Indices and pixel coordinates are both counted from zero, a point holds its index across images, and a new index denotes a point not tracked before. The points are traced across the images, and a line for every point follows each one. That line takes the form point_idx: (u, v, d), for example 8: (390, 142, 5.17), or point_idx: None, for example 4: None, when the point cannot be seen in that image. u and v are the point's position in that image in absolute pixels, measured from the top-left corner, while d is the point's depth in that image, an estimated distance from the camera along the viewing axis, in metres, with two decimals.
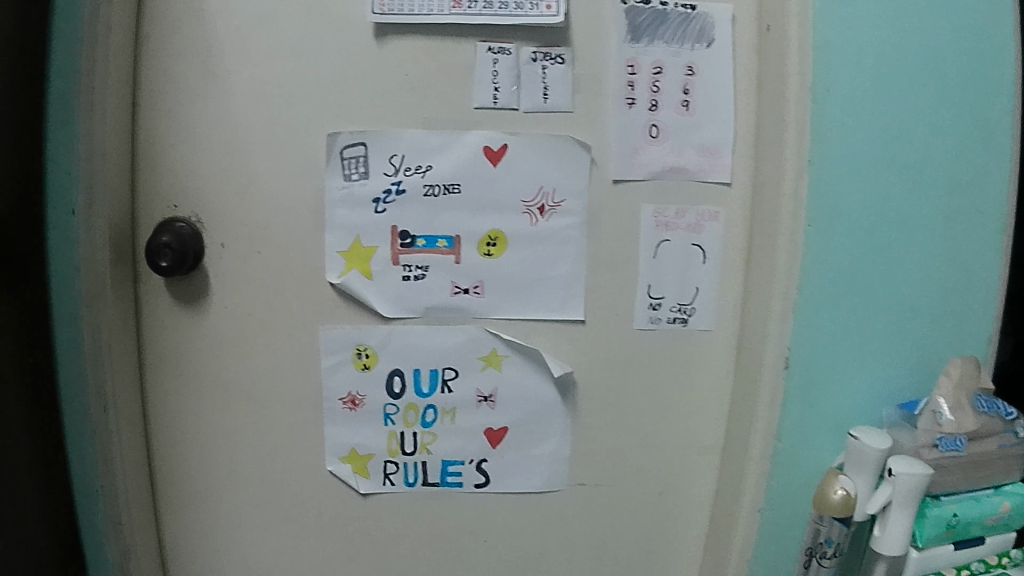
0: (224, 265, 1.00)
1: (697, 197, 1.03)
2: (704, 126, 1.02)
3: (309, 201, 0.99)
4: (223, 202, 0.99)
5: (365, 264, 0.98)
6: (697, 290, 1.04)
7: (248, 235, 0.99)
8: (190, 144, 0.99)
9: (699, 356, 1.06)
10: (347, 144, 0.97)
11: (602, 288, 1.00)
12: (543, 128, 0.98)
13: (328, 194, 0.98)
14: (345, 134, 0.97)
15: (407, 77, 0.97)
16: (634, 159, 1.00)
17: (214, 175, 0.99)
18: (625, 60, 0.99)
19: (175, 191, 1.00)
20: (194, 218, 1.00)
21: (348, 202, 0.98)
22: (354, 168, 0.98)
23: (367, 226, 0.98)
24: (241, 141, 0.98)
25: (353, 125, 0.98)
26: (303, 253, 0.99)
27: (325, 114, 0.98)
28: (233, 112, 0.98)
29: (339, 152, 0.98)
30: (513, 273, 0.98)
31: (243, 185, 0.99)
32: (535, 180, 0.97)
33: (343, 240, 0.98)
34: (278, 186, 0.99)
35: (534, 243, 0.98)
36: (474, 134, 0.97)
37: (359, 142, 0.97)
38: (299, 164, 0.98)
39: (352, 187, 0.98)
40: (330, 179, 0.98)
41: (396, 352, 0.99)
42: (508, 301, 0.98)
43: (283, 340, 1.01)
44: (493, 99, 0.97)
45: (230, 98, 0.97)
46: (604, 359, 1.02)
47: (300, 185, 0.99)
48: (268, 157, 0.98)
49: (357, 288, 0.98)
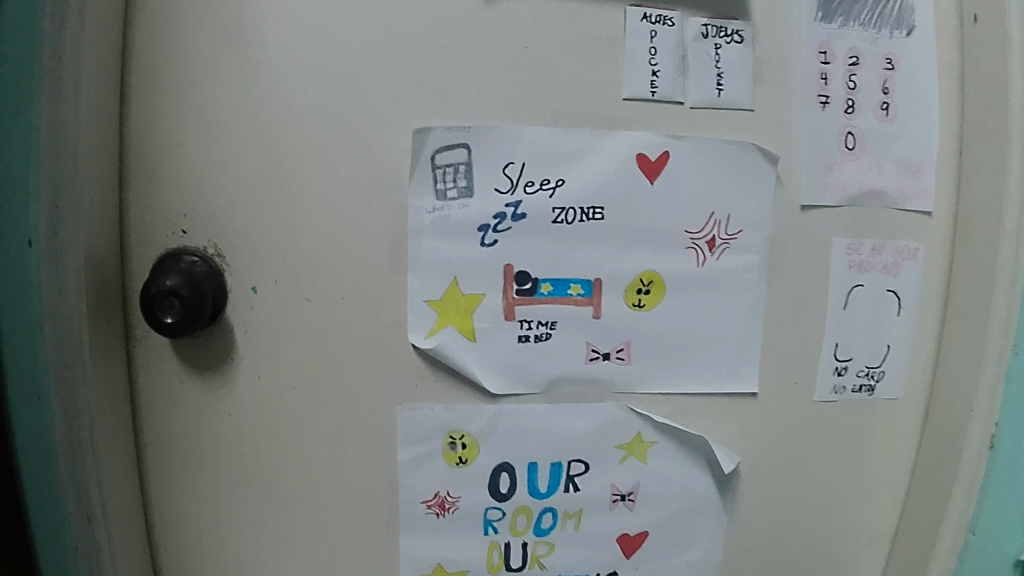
0: (257, 317, 0.70)
1: (894, 229, 0.77)
2: (906, 137, 0.77)
3: (385, 227, 0.69)
4: (257, 228, 0.68)
5: (465, 318, 0.69)
6: (888, 349, 0.79)
7: (295, 275, 0.69)
8: (208, 143, 0.67)
9: (882, 431, 0.81)
10: (443, 146, 0.68)
11: (777, 349, 0.75)
12: (713, 131, 0.71)
13: (413, 218, 0.68)
14: (440, 133, 0.68)
15: (528, 56, 0.68)
16: (827, 178, 0.74)
17: (243, 189, 0.68)
18: (816, 45, 0.73)
19: (185, 213, 0.68)
20: (212, 247, 0.69)
21: (443, 231, 0.69)
22: (453, 182, 0.68)
23: (469, 264, 0.69)
24: (285, 141, 0.67)
25: (448, 119, 0.68)
26: (375, 301, 0.70)
27: (409, 105, 0.68)
28: (272, 99, 0.67)
29: (430, 158, 0.68)
30: (670, 331, 0.71)
31: (287, 204, 0.68)
32: (703, 203, 0.71)
33: (434, 284, 0.69)
34: (339, 206, 0.68)
35: (698, 290, 0.71)
36: (622, 137, 0.70)
37: (460, 144, 0.68)
38: (369, 174, 0.68)
39: (450, 209, 0.68)
40: (416, 197, 0.68)
41: (505, 440, 0.72)
42: (662, 369, 0.72)
43: (344, 421, 0.71)
44: (651, 87, 0.70)
45: (269, 79, 0.66)
46: (774, 440, 0.77)
47: (372, 205, 0.68)
48: (325, 164, 0.68)
49: (454, 353, 0.70)
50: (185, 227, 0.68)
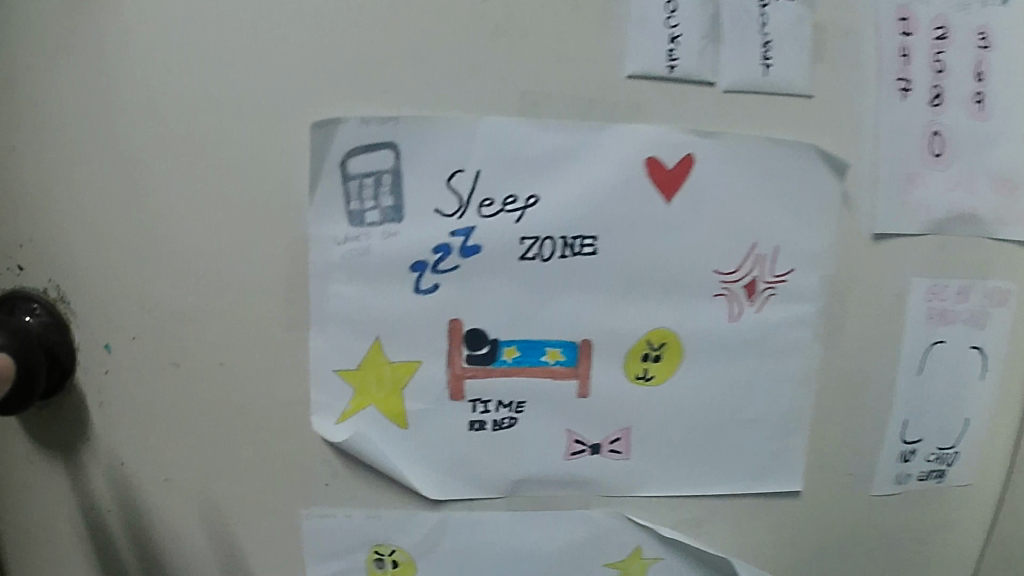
0: (114, 386, 0.50)
1: (991, 263, 0.56)
2: (1010, 139, 0.54)
3: (281, 263, 0.48)
4: (107, 262, 0.48)
5: (391, 396, 0.48)
6: (967, 421, 0.58)
7: (158, 327, 0.49)
8: (41, 144, 0.48)
9: (961, 528, 0.61)
10: (360, 148, 0.47)
11: (828, 427, 0.55)
12: (754, 126, 0.50)
13: (317, 251, 0.47)
14: (354, 127, 0.46)
15: (486, 14, 0.46)
16: (906, 196, 0.53)
17: (91, 208, 0.48)
18: (895, 8, 0.51)
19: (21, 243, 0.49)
20: (54, 290, 0.49)
21: (359, 270, 0.47)
22: (373, 199, 0.47)
23: (398, 318, 0.47)
24: (141, 139, 0.47)
25: (371, 109, 0.46)
26: (267, 368, 0.48)
27: (312, 86, 0.46)
28: (122, 79, 0.46)
29: (341, 163, 0.47)
30: (688, 410, 0.51)
31: (145, 228, 0.48)
32: (739, 231, 0.50)
33: (348, 346, 0.48)
34: (217, 232, 0.48)
35: (727, 353, 0.51)
36: (623, 135, 0.48)
37: (383, 144, 0.46)
38: (259, 187, 0.47)
39: (369, 238, 0.47)
40: (321, 221, 0.47)
41: (451, 558, 0.51)
42: (674, 463, 0.51)
43: (230, 532, 0.51)
44: (670, 60, 0.48)
45: (118, 49, 0.46)
46: (822, 547, 0.57)
47: (262, 231, 0.47)
48: (196, 172, 0.47)
49: (376, 445, 0.48)
50: (22, 262, 0.49)
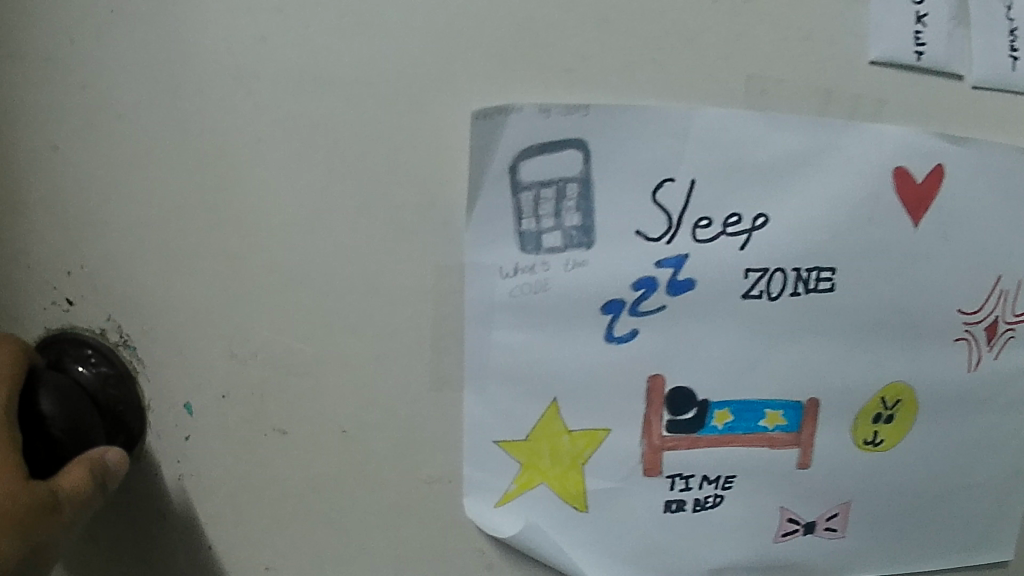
0: (199, 450, 0.39)
1: None
2: None
3: (426, 300, 0.36)
4: (192, 296, 0.38)
5: (569, 473, 0.37)
6: None
7: (259, 380, 0.38)
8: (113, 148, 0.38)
9: None
10: (539, 149, 0.35)
11: None
12: (1007, 131, 0.39)
13: (477, 285, 0.36)
14: (529, 119, 0.34)
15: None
16: None
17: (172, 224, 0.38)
18: None
19: (69, 269, 0.39)
20: (115, 330, 0.39)
21: (534, 312, 0.36)
22: (552, 217, 0.35)
23: (584, 374, 0.36)
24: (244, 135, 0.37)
25: (553, 101, 0.35)
26: (404, 434, 0.37)
27: (473, 66, 0.35)
28: (216, 60, 0.36)
29: (509, 168, 0.35)
30: (918, 479, 0.41)
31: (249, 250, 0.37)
32: (991, 262, 0.40)
33: (514, 410, 0.37)
34: (340, 257, 0.37)
35: (965, 411, 0.41)
36: (865, 137, 0.37)
37: (568, 144, 0.35)
38: (397, 199, 0.36)
39: (547, 269, 0.35)
40: (481, 246, 0.35)
41: None
42: (897, 539, 0.42)
43: None
44: (915, 45, 0.37)
45: (210, 19, 0.36)
46: None
47: (402, 257, 0.36)
48: (314, 180, 0.36)
49: (546, 533, 0.38)
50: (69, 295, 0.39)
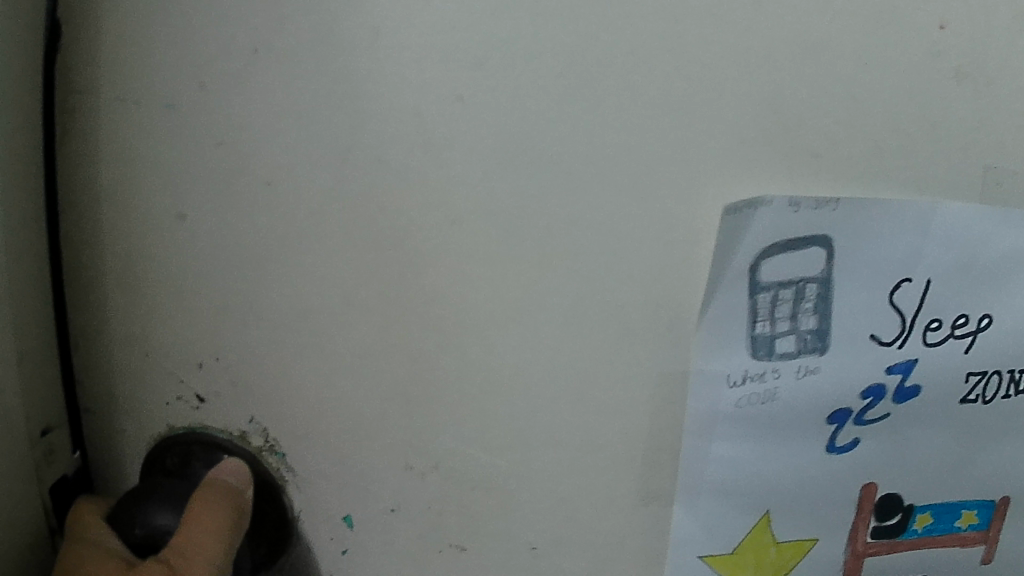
0: None
1: None
2: None
3: (643, 412, 0.32)
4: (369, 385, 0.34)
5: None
6: None
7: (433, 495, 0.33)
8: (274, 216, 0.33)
9: None
10: (782, 248, 0.31)
11: None
12: None
13: (703, 395, 0.32)
14: (780, 214, 0.31)
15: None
16: None
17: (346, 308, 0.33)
18: None
19: (199, 362, 0.37)
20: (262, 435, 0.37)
21: (758, 421, 0.33)
22: (788, 320, 0.32)
23: (799, 486, 0.34)
24: (427, 212, 0.32)
25: (798, 197, 0.30)
26: (601, 550, 0.34)
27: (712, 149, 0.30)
28: (394, 123, 0.31)
29: (751, 267, 0.31)
30: None
31: (440, 342, 0.33)
32: None
33: (723, 526, 0.34)
34: (539, 357, 0.32)
35: None
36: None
37: (815, 241, 0.31)
38: (610, 295, 0.31)
39: (778, 377, 0.32)
40: (709, 353, 0.32)
41: None
42: None
43: None
44: None
45: (393, 75, 0.30)
46: None
47: (618, 363, 0.32)
48: (517, 266, 0.32)
49: None
50: (199, 390, 0.37)
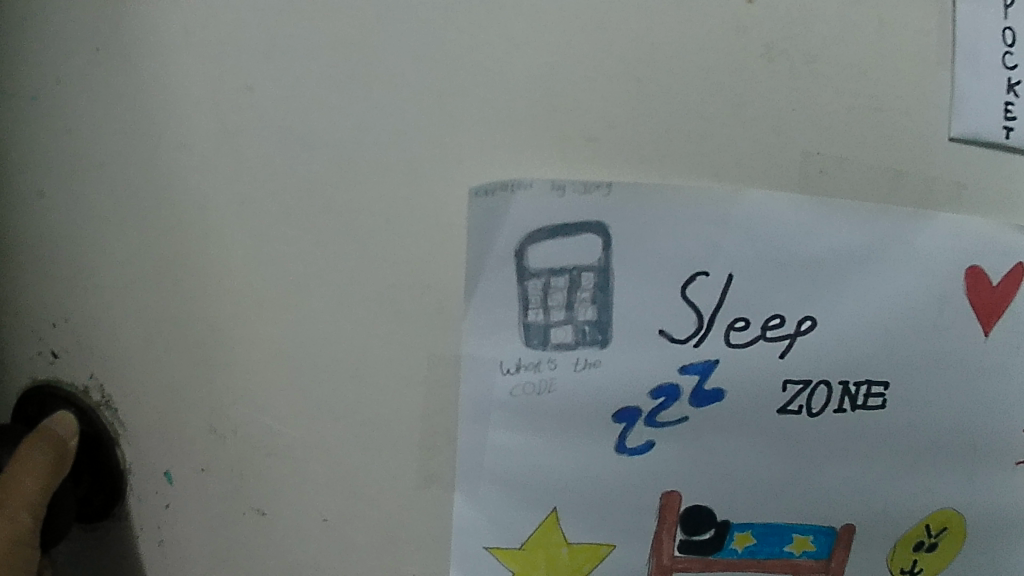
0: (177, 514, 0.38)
1: None
2: None
3: (416, 397, 0.32)
4: (176, 362, 0.35)
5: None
6: None
7: (237, 458, 0.35)
8: (99, 193, 0.35)
9: None
10: (551, 231, 0.29)
11: None
12: None
13: (475, 380, 0.31)
14: (542, 198, 0.29)
15: (757, 23, 0.27)
16: None
17: (154, 284, 0.35)
18: None
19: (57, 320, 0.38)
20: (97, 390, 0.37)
21: (537, 414, 0.31)
22: (562, 309, 0.30)
23: (588, 486, 0.32)
24: (213, 192, 0.32)
25: (566, 178, 0.29)
26: (386, 531, 0.34)
27: (468, 130, 0.29)
28: (186, 104, 0.32)
29: (517, 252, 0.30)
30: None
31: (231, 323, 0.33)
32: None
33: (505, 519, 0.32)
34: (318, 335, 0.32)
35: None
36: (933, 234, 0.30)
37: (586, 227, 0.29)
38: (378, 276, 0.31)
39: (552, 368, 0.30)
40: (479, 336, 0.30)
41: None
42: None
43: None
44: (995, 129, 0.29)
45: (181, 62, 0.32)
46: None
47: (390, 349, 0.31)
48: (292, 245, 0.31)
49: None
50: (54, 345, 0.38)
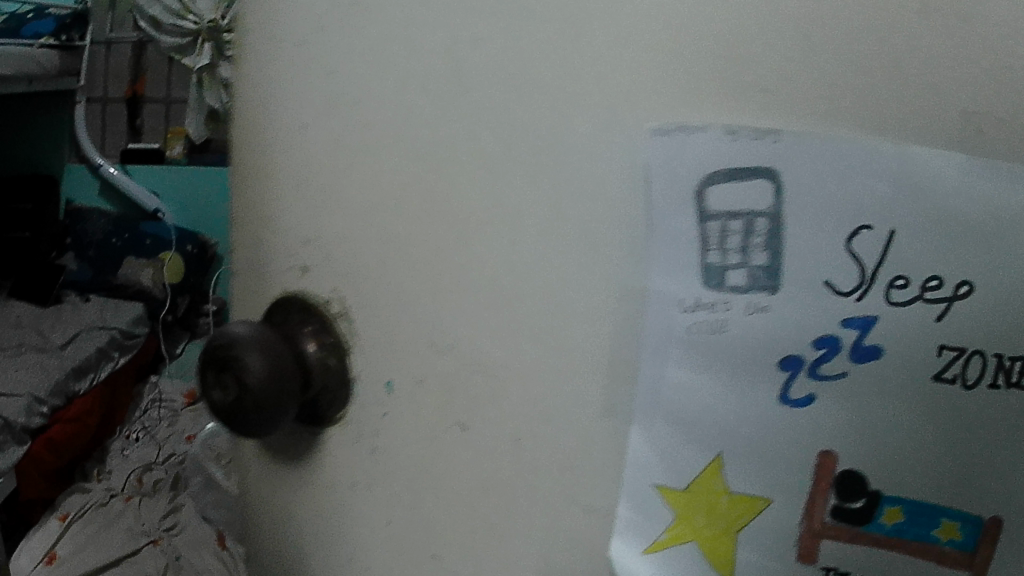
0: (380, 436, 0.37)
1: None
2: None
3: (598, 326, 0.30)
4: (399, 280, 0.35)
5: (721, 537, 0.30)
6: None
7: (439, 376, 0.35)
8: (293, 139, 0.38)
9: None
10: (729, 171, 0.28)
11: None
12: None
13: (653, 317, 0.29)
14: (712, 142, 0.28)
15: None
16: None
17: (375, 204, 0.35)
18: None
19: (304, 238, 0.38)
20: (338, 304, 0.37)
21: (710, 357, 0.29)
22: (738, 252, 0.29)
23: (756, 441, 0.29)
24: (398, 130, 0.34)
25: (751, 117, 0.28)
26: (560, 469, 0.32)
27: (652, 63, 0.28)
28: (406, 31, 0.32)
29: (696, 191, 0.29)
30: None
31: (441, 245, 0.33)
32: None
33: (678, 459, 0.30)
34: (519, 255, 0.31)
35: None
36: None
37: (760, 172, 0.28)
38: (577, 197, 0.30)
39: (728, 309, 0.29)
40: (657, 273, 0.29)
41: None
42: None
43: None
44: None
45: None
46: None
47: (583, 275, 0.30)
48: (493, 165, 0.31)
49: None
50: (300, 263, 0.39)
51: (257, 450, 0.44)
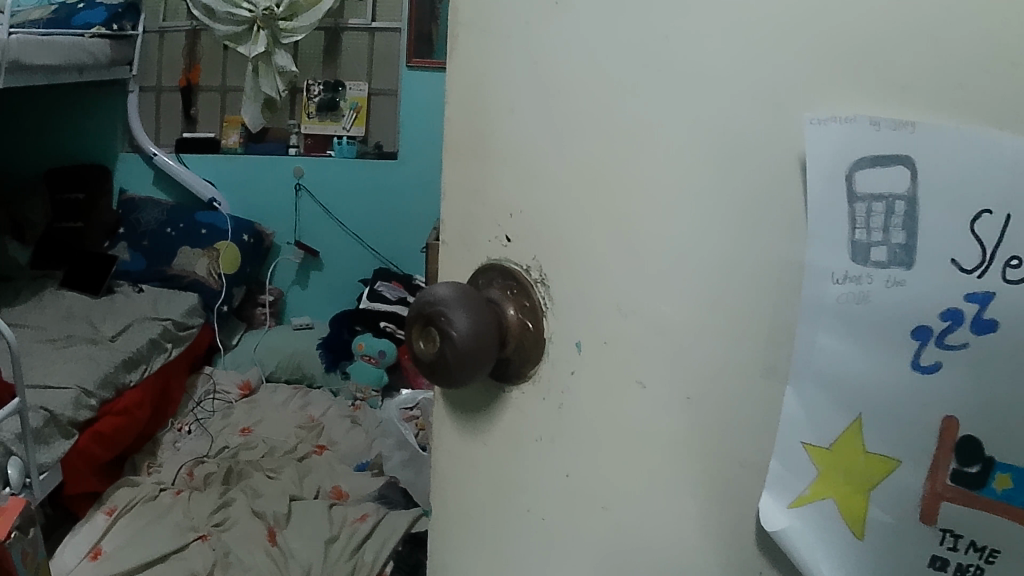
0: (548, 386, 0.43)
1: None
2: None
3: (769, 289, 0.34)
4: (578, 251, 0.40)
5: (860, 490, 0.33)
6: None
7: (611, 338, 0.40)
8: (499, 129, 0.43)
9: None
10: (875, 158, 0.31)
11: None
12: None
13: (807, 285, 0.32)
14: (857, 132, 0.31)
15: None
16: None
17: (556, 189, 0.41)
18: None
19: (500, 223, 0.45)
20: (536, 269, 0.43)
21: (858, 324, 0.32)
22: (881, 230, 0.31)
23: (887, 404, 0.32)
24: (595, 124, 0.38)
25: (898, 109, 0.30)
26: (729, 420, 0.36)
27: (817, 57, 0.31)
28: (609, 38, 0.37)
29: (846, 175, 0.31)
30: None
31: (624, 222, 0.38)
32: None
33: (824, 414, 0.33)
34: (709, 225, 0.35)
35: None
36: None
37: (898, 160, 0.30)
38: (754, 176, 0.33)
39: (870, 282, 0.31)
40: (809, 248, 0.32)
41: None
42: None
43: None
44: None
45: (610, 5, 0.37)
46: None
47: (751, 245, 0.34)
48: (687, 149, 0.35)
49: (816, 551, 0.35)
50: (508, 232, 0.44)
51: (451, 397, 0.51)
